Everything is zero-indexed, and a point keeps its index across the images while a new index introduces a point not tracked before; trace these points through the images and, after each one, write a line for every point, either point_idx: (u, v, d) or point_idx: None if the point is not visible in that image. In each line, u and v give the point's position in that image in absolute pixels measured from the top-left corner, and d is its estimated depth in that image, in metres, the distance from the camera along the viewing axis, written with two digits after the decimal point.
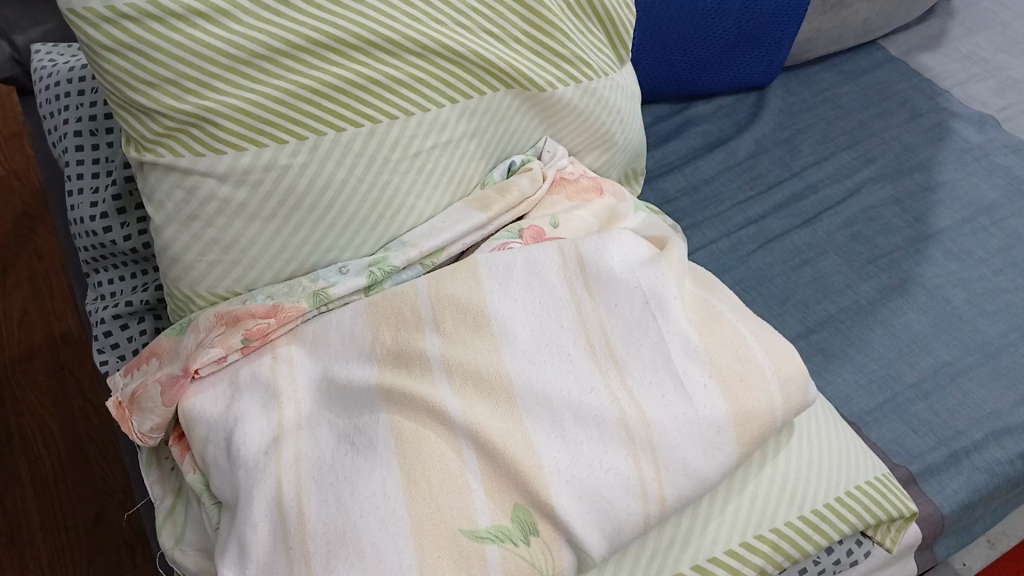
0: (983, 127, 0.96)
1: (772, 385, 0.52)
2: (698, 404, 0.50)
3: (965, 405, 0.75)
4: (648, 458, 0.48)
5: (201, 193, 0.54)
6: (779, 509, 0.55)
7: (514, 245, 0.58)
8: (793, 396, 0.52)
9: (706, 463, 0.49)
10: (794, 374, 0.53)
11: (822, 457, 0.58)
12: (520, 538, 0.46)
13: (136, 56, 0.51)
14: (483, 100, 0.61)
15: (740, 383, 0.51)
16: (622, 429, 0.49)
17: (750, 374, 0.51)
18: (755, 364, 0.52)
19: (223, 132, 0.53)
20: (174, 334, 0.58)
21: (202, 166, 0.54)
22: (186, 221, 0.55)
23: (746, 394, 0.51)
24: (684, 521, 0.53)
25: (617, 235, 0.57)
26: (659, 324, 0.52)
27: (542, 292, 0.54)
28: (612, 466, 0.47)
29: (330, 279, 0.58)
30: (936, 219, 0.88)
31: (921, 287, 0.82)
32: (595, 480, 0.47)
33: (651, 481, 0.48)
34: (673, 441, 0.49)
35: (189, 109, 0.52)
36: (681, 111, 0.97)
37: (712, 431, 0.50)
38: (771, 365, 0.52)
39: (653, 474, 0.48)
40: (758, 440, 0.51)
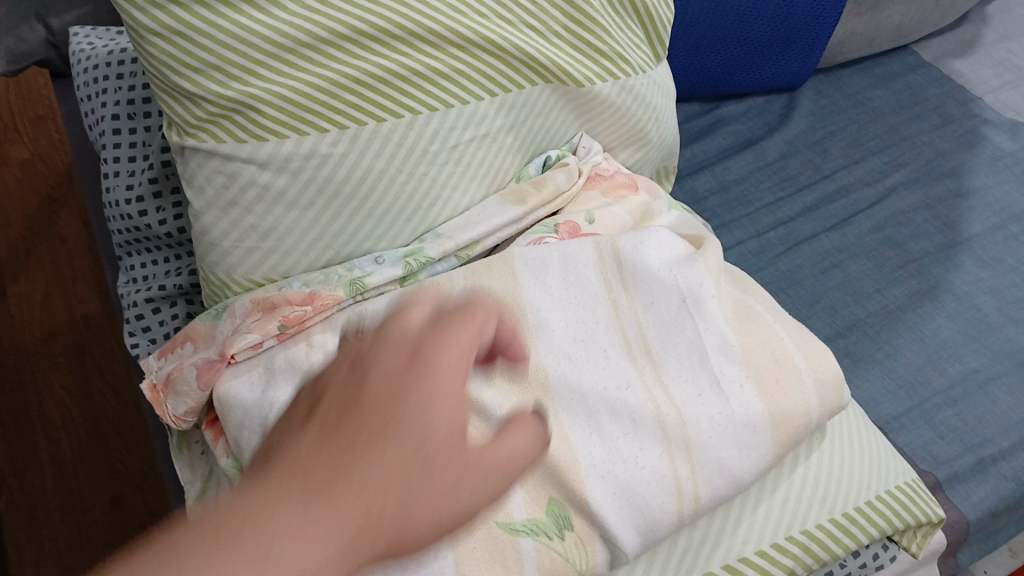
0: (1015, 134, 0.95)
1: (807, 387, 0.52)
2: (734, 404, 0.50)
3: (993, 413, 0.74)
4: (683, 457, 0.48)
5: (241, 179, 0.55)
6: (812, 509, 0.55)
7: (549, 239, 0.58)
8: (828, 399, 0.52)
9: (742, 465, 0.49)
10: (831, 376, 0.53)
11: (854, 462, 0.58)
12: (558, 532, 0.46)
13: (183, 41, 0.51)
14: (522, 93, 0.61)
15: (779, 385, 0.51)
16: (658, 429, 0.49)
17: (787, 374, 0.51)
18: (793, 364, 0.52)
19: (266, 119, 0.53)
20: (209, 318, 0.58)
21: (243, 153, 0.54)
22: (226, 207, 0.55)
23: (783, 395, 0.51)
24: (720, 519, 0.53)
25: (655, 231, 0.56)
26: (695, 322, 0.52)
27: (577, 287, 0.54)
28: (647, 465, 0.48)
29: (366, 269, 0.58)
30: (967, 226, 0.87)
31: (951, 293, 0.82)
32: (631, 477, 0.47)
33: (687, 481, 0.48)
34: (709, 441, 0.49)
35: (232, 96, 0.52)
36: (712, 110, 0.97)
37: (749, 432, 0.50)
38: (808, 367, 0.52)
39: (689, 474, 0.48)
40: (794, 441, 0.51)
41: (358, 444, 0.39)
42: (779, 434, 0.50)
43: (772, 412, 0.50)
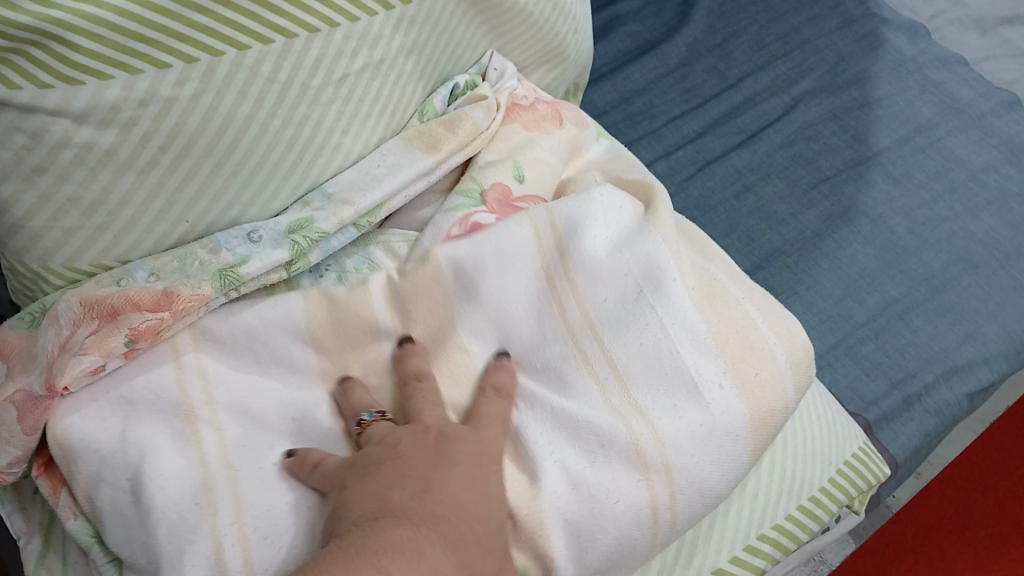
0: (914, 37, 0.90)
1: (784, 377, 0.44)
2: (711, 412, 0.42)
3: (914, 344, 0.71)
4: (662, 484, 0.41)
5: (50, 138, 0.39)
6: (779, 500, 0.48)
7: (479, 217, 0.47)
8: (801, 380, 0.46)
9: (723, 477, 0.43)
10: (801, 360, 0.46)
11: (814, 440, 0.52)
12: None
13: None
14: (424, 5, 0.48)
15: (758, 381, 0.44)
16: (634, 462, 0.41)
17: (765, 366, 0.44)
18: (766, 355, 0.44)
19: (80, 54, 0.38)
20: (24, 327, 0.43)
21: (49, 103, 0.38)
22: (31, 176, 0.40)
23: (761, 394, 0.43)
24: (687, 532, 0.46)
25: (598, 195, 0.46)
26: (659, 314, 0.43)
27: (517, 282, 0.44)
28: (623, 499, 0.40)
29: (237, 249, 0.44)
30: (876, 139, 0.82)
31: (865, 216, 0.77)
32: (605, 518, 0.40)
33: (666, 512, 0.41)
34: (689, 464, 0.41)
35: (28, 23, 0.36)
36: (605, 7, 0.86)
37: (730, 441, 0.42)
38: (786, 354, 0.45)
39: (668, 501, 0.41)
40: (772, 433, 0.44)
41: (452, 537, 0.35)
42: (758, 436, 0.43)
43: (752, 412, 0.43)
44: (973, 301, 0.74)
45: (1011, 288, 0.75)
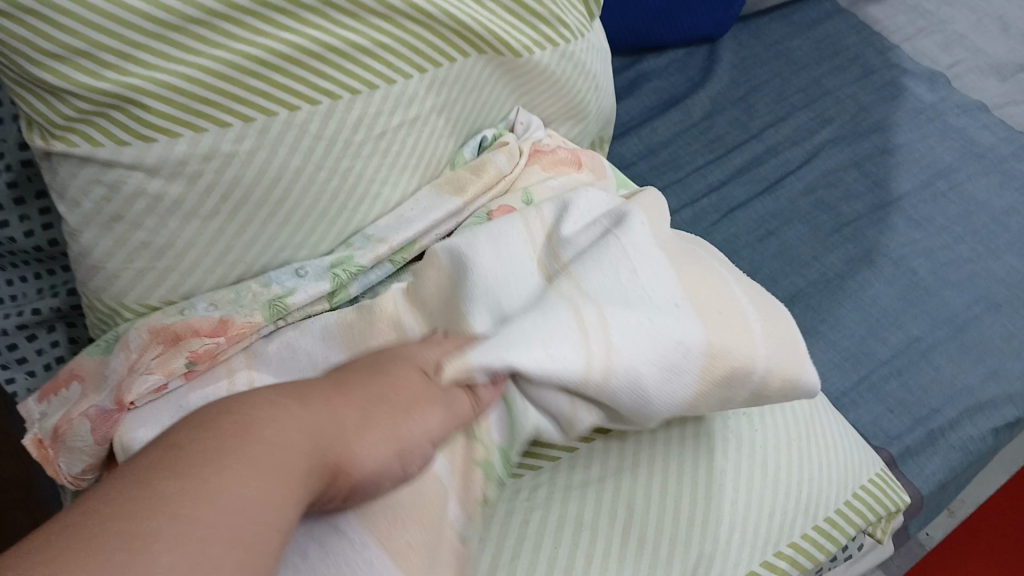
0: (934, 85, 0.94)
1: (754, 330, 0.44)
2: (666, 320, 0.42)
3: (938, 381, 0.73)
4: (601, 369, 0.40)
5: (127, 189, 0.45)
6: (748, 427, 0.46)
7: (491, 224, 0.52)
8: (786, 361, 0.45)
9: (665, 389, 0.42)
10: (787, 327, 0.46)
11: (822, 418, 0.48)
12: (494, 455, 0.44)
13: (32, 23, 0.40)
14: (454, 67, 0.53)
15: (723, 326, 0.43)
16: (580, 328, 0.40)
17: (737, 317, 0.44)
18: (739, 308, 0.45)
19: (152, 115, 0.43)
20: (98, 353, 0.50)
21: (125, 158, 0.44)
22: (109, 224, 0.46)
23: (729, 336, 0.43)
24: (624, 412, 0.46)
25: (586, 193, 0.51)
26: (623, 236, 0.46)
27: (511, 248, 0.47)
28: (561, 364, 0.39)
29: (286, 284, 0.50)
30: (897, 184, 0.85)
31: (887, 257, 0.80)
32: (542, 374, 0.40)
33: (598, 386, 0.40)
34: (636, 361, 0.41)
35: (108, 88, 0.42)
36: (632, 65, 0.92)
37: (683, 356, 0.41)
38: (760, 322, 0.45)
39: (602, 386, 0.40)
40: (742, 389, 0.43)
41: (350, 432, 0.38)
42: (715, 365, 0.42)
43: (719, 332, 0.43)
44: (996, 339, 0.76)
45: None
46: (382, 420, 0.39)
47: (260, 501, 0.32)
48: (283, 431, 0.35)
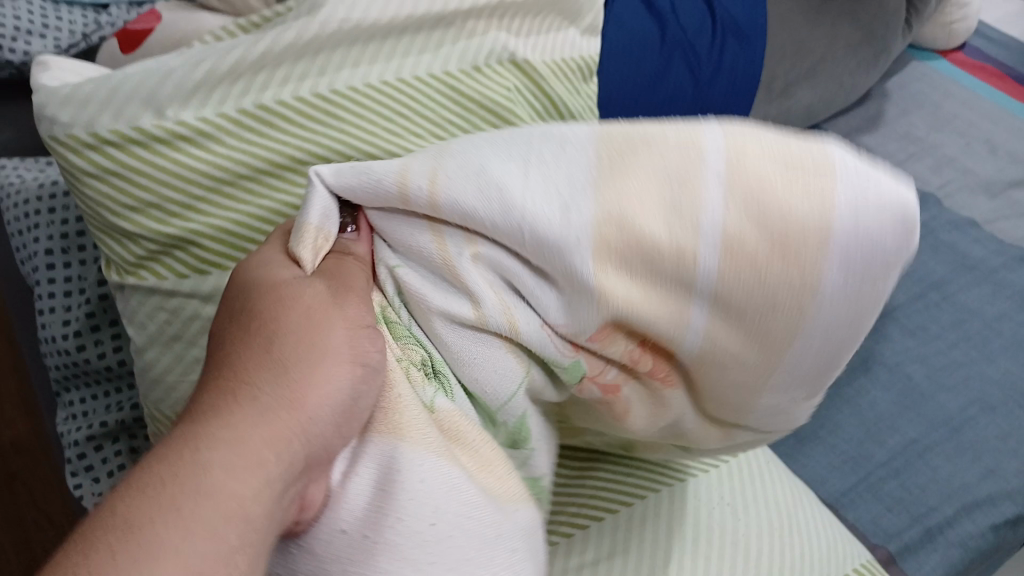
0: (925, 204, 1.00)
1: (714, 175, 0.39)
2: (538, 149, 0.41)
3: (935, 480, 0.76)
4: (424, 197, 0.40)
5: (185, 314, 0.55)
6: (767, 269, 0.39)
7: None
8: (789, 206, 0.38)
9: (561, 211, 0.39)
10: (807, 152, 0.39)
11: (860, 238, 0.38)
12: (488, 402, 0.45)
13: (119, 181, 0.53)
14: None
15: (622, 142, 0.41)
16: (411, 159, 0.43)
17: (647, 140, 0.40)
18: (658, 134, 0.40)
19: (207, 252, 0.54)
20: None
21: (185, 288, 0.54)
22: (169, 342, 0.55)
23: (647, 168, 0.39)
24: (613, 269, 0.40)
25: None
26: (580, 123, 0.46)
27: None
28: (380, 196, 0.42)
29: None
30: (891, 297, 0.91)
31: (882, 365, 0.85)
32: (398, 236, 0.43)
33: (446, 209, 0.40)
34: (486, 176, 0.40)
35: (172, 231, 0.53)
36: None
37: (567, 174, 0.40)
38: (710, 146, 0.39)
39: (458, 224, 0.41)
40: (704, 246, 0.39)
41: (256, 415, 0.35)
42: (631, 184, 0.39)
43: (605, 148, 0.41)
44: (992, 439, 0.79)
45: None
46: (290, 395, 0.36)
47: (254, 483, 0.33)
48: (249, 388, 0.36)
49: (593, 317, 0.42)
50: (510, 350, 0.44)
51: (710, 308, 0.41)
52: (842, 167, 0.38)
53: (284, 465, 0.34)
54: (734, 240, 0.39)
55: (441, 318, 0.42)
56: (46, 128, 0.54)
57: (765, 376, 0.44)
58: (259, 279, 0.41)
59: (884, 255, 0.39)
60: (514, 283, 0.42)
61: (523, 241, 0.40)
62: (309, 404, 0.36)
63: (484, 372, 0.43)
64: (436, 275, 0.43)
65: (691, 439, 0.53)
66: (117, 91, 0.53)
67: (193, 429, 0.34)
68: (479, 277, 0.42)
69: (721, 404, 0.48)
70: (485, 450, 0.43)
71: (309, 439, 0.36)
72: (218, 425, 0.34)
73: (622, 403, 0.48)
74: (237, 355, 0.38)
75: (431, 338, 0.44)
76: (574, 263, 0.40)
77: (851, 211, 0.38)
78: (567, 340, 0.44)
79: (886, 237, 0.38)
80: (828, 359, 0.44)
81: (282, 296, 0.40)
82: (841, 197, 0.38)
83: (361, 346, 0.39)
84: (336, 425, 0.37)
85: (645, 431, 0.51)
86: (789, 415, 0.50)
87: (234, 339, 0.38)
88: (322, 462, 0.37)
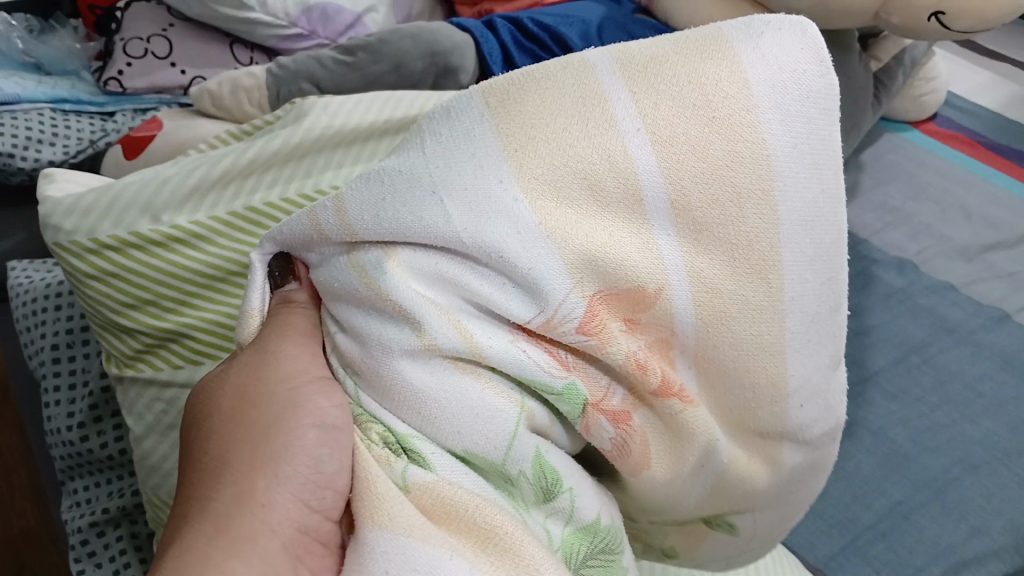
0: (903, 271, 1.01)
1: (613, 87, 0.38)
2: (430, 124, 0.39)
3: (922, 542, 0.78)
4: (333, 219, 0.39)
5: (181, 402, 0.59)
6: (728, 172, 0.39)
7: None
8: (713, 87, 0.38)
9: (476, 169, 0.37)
10: (701, 40, 0.39)
11: (780, 84, 0.39)
12: (486, 458, 0.41)
13: (118, 281, 0.57)
14: None
15: (506, 83, 0.39)
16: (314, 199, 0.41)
17: (532, 80, 0.39)
18: (541, 72, 0.39)
19: (200, 344, 0.58)
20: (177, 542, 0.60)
21: (180, 377, 0.58)
22: (165, 430, 0.59)
23: (543, 100, 0.38)
24: (566, 202, 0.38)
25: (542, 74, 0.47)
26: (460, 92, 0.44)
27: None
28: (290, 231, 0.41)
29: None
30: (872, 361, 0.92)
31: (866, 430, 0.86)
32: (327, 283, 0.41)
33: (358, 222, 0.38)
34: (409, 175, 0.38)
35: (168, 326, 0.57)
36: None
37: (468, 137, 0.38)
38: (618, 71, 0.38)
39: (376, 240, 0.39)
40: (636, 151, 0.38)
41: (210, 528, 0.40)
42: (537, 123, 0.38)
43: (489, 94, 0.39)
44: (977, 498, 0.80)
45: (1016, 485, 0.81)
46: (237, 494, 0.41)
47: None
48: (209, 494, 0.42)
49: (562, 284, 0.38)
50: (483, 381, 0.40)
51: (689, 234, 0.40)
52: (744, 39, 0.39)
53: (242, 554, 0.39)
54: (668, 132, 0.38)
55: (391, 361, 0.39)
56: (51, 235, 0.59)
57: (770, 327, 0.43)
58: (211, 381, 0.47)
59: (811, 91, 0.40)
60: (458, 291, 0.39)
61: (454, 217, 0.37)
62: (256, 490, 0.41)
63: (463, 412, 0.39)
64: (368, 308, 0.39)
65: (739, 485, 0.49)
66: (117, 200, 0.58)
67: (165, 556, 0.40)
68: (415, 292, 0.38)
69: (753, 419, 0.46)
70: (492, 519, 0.39)
71: (274, 531, 0.40)
72: (176, 551, 0.40)
73: (638, 437, 0.46)
74: (199, 468, 0.44)
75: (388, 401, 0.40)
76: (516, 212, 0.37)
77: (763, 68, 0.39)
78: (540, 330, 0.40)
79: (815, 82, 0.40)
80: (816, 289, 0.43)
81: (226, 389, 0.45)
82: (751, 67, 0.38)
83: (313, 409, 0.42)
84: (301, 500, 0.41)
85: (682, 485, 0.49)
86: (831, 404, 0.48)
87: (194, 454, 0.45)
88: (309, 546, 0.41)
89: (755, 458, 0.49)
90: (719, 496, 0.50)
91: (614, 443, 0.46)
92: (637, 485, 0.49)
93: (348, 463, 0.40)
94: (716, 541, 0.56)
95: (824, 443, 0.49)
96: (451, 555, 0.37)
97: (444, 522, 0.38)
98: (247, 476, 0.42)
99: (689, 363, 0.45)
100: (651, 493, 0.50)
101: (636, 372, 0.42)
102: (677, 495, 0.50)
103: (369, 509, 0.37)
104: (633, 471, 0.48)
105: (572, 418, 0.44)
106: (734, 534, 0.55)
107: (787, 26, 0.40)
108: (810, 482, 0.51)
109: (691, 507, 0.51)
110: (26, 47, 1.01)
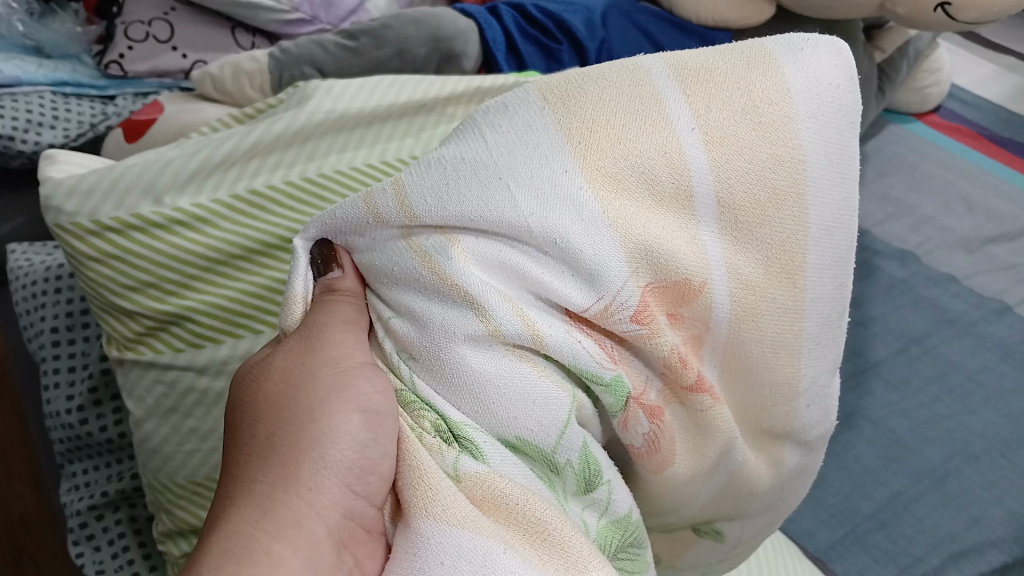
0: (905, 262, 1.01)
1: (669, 91, 0.39)
2: (485, 117, 0.39)
3: (921, 532, 0.78)
4: (392, 203, 0.38)
5: (181, 387, 0.58)
6: (769, 172, 0.40)
7: None
8: (758, 91, 0.39)
9: (541, 158, 0.37)
10: (747, 51, 0.40)
11: (818, 96, 0.40)
12: (538, 446, 0.41)
13: (120, 264, 0.57)
14: None
15: (562, 82, 0.39)
16: None
17: (589, 79, 0.39)
18: (597, 73, 0.39)
19: (201, 328, 0.57)
20: (191, 517, 0.61)
21: (182, 362, 0.58)
22: (167, 414, 0.59)
23: (602, 99, 0.38)
24: (624, 195, 0.38)
25: None
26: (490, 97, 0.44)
27: None
28: (344, 214, 0.39)
29: None
30: (873, 352, 0.92)
31: (866, 419, 0.86)
32: (380, 266, 0.40)
33: (421, 206, 0.37)
34: (469, 163, 0.37)
35: (169, 309, 0.57)
36: None
37: (529, 129, 0.38)
38: (675, 79, 0.39)
39: (436, 225, 0.38)
40: (690, 151, 0.38)
41: (256, 512, 0.40)
42: (598, 120, 0.38)
43: (546, 90, 0.39)
44: (978, 489, 0.80)
45: (1014, 476, 0.80)
46: (283, 478, 0.41)
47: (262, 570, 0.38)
48: (254, 478, 0.41)
49: (620, 272, 0.38)
50: (539, 370, 0.40)
51: (729, 230, 0.41)
52: (785, 52, 0.40)
53: (281, 542, 0.39)
54: (717, 133, 0.39)
55: (453, 346, 0.38)
56: (52, 217, 0.58)
57: (793, 326, 0.44)
58: (256, 365, 0.46)
59: (843, 102, 0.41)
60: (521, 281, 0.39)
61: (520, 203, 0.37)
62: (302, 476, 0.41)
63: (519, 400, 0.39)
64: (427, 293, 0.38)
65: (746, 486, 0.50)
66: (118, 182, 0.58)
67: (208, 538, 0.40)
68: (478, 278, 0.38)
69: (767, 418, 0.48)
70: (542, 515, 0.38)
71: (320, 515, 0.40)
72: (221, 534, 0.39)
73: (668, 432, 0.45)
74: (246, 450, 0.43)
75: (442, 388, 0.39)
76: (579, 198, 0.37)
77: (805, 80, 0.40)
78: (595, 319, 0.39)
79: (846, 96, 0.41)
80: (831, 293, 0.44)
81: (273, 371, 0.44)
82: (793, 78, 0.40)
83: (356, 394, 0.41)
84: (347, 486, 0.40)
85: (698, 484, 0.49)
86: (830, 406, 0.49)
87: (239, 435, 0.44)
88: (354, 532, 0.40)
89: (760, 458, 0.50)
90: (726, 498, 0.51)
91: (647, 438, 0.45)
92: (653, 485, 0.48)
93: (393, 449, 0.40)
94: (702, 548, 0.57)
95: (819, 445, 0.51)
96: (504, 548, 0.36)
97: (493, 511, 0.38)
98: (296, 461, 0.41)
99: (716, 361, 0.45)
100: (662, 497, 0.50)
101: (678, 365, 0.42)
102: (688, 494, 0.50)
103: (422, 501, 0.37)
104: (658, 468, 0.46)
105: (612, 411, 0.43)
106: (721, 541, 0.56)
107: (823, 43, 0.41)
108: (797, 486, 0.53)
109: (695, 509, 0.52)
110: (27, 30, 0.99)
